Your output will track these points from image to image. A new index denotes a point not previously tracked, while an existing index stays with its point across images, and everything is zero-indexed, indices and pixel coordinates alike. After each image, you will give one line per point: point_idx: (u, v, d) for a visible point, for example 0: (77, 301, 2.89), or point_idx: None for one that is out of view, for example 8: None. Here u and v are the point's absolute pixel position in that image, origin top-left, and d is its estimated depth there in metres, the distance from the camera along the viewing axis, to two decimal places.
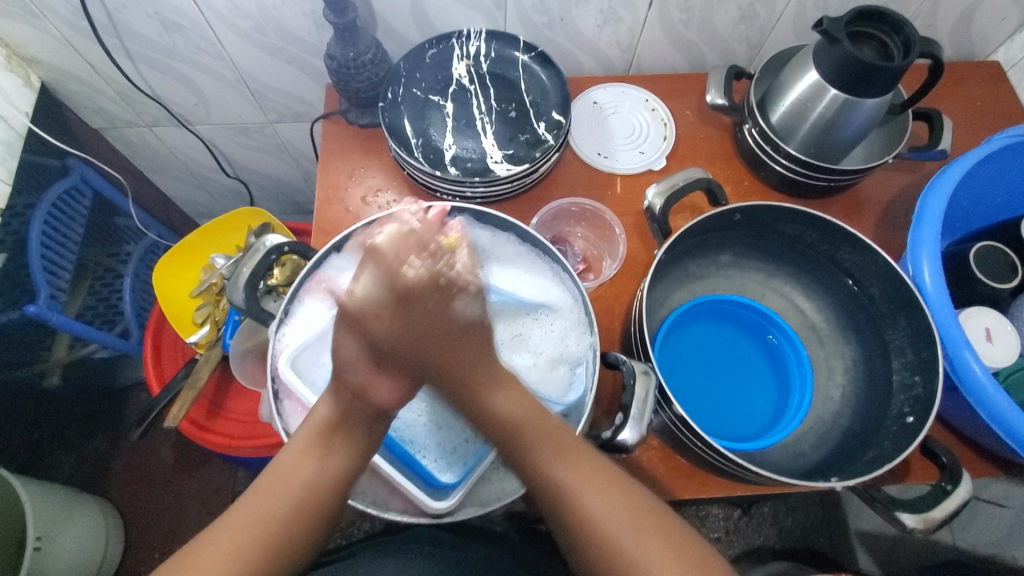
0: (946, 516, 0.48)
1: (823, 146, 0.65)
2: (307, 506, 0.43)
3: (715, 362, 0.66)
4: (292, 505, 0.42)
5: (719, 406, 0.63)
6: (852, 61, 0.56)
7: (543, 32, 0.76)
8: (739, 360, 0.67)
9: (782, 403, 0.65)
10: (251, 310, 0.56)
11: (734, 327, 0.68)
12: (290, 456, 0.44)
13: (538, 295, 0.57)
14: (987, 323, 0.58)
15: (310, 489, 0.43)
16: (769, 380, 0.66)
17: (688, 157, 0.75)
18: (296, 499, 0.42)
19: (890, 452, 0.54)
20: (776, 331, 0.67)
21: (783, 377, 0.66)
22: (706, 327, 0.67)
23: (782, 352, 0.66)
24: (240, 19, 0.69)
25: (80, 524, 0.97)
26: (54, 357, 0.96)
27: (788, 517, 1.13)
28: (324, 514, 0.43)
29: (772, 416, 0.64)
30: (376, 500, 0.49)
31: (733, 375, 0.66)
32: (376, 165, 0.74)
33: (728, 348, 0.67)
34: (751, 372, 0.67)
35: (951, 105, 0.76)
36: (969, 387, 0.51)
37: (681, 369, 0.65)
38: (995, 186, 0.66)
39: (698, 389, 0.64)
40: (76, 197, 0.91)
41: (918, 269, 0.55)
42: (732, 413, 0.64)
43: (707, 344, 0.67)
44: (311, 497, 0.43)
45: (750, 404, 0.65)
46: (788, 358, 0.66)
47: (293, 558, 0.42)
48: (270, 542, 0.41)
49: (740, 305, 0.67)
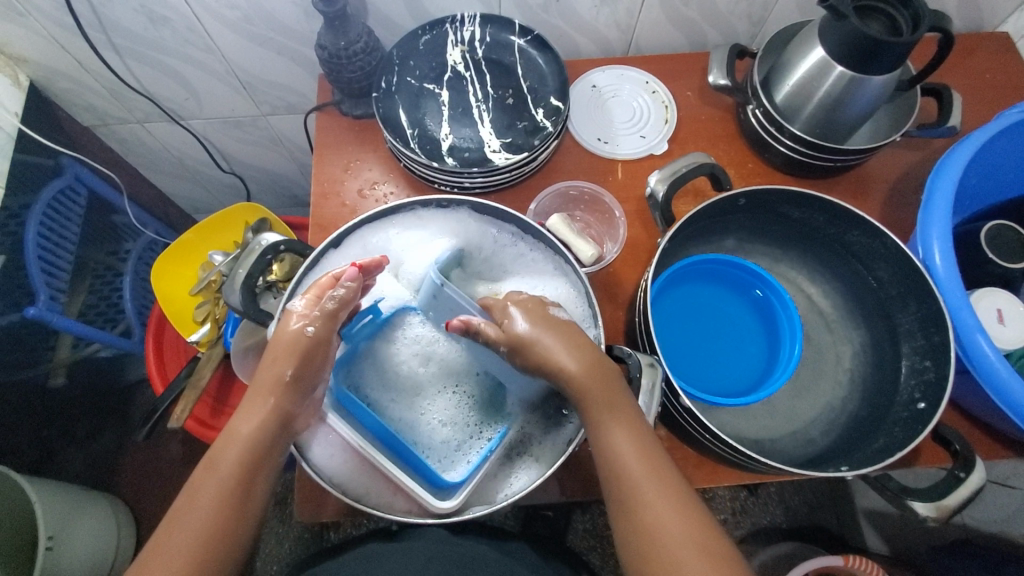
0: (960, 504, 0.48)
1: (829, 126, 0.64)
2: (241, 484, 0.44)
3: (704, 325, 0.65)
4: (238, 470, 0.44)
5: (711, 373, 0.62)
6: (860, 36, 0.54)
7: (540, 15, 0.73)
8: (726, 317, 0.65)
9: (773, 353, 0.63)
10: (249, 311, 0.54)
11: (717, 284, 0.66)
12: (224, 441, 0.45)
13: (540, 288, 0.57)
14: (998, 304, 0.57)
15: (254, 448, 0.45)
16: (758, 331, 0.65)
17: (690, 141, 0.73)
18: (234, 468, 0.44)
19: (900, 439, 0.53)
20: (762, 286, 0.64)
21: (773, 328, 0.64)
22: (694, 291, 0.65)
23: (772, 304, 0.63)
24: (228, 10, 0.68)
25: (92, 521, 0.98)
26: (58, 357, 0.95)
27: (794, 496, 1.12)
28: (263, 486, 0.45)
29: (765, 367, 0.62)
30: (380, 502, 0.49)
31: (726, 338, 0.65)
32: (371, 157, 0.72)
33: (716, 311, 0.65)
34: (740, 331, 0.65)
35: (959, 79, 0.74)
36: (982, 369, 0.50)
37: (672, 324, 0.63)
38: (1007, 162, 0.64)
39: (687, 347, 0.63)
40: (71, 197, 0.90)
41: (928, 251, 0.53)
42: (724, 378, 0.62)
43: (696, 309, 0.65)
44: (247, 470, 0.44)
45: (740, 366, 0.63)
46: (777, 311, 0.63)
47: (243, 525, 0.43)
48: (210, 527, 0.42)
49: (724, 262, 0.64)
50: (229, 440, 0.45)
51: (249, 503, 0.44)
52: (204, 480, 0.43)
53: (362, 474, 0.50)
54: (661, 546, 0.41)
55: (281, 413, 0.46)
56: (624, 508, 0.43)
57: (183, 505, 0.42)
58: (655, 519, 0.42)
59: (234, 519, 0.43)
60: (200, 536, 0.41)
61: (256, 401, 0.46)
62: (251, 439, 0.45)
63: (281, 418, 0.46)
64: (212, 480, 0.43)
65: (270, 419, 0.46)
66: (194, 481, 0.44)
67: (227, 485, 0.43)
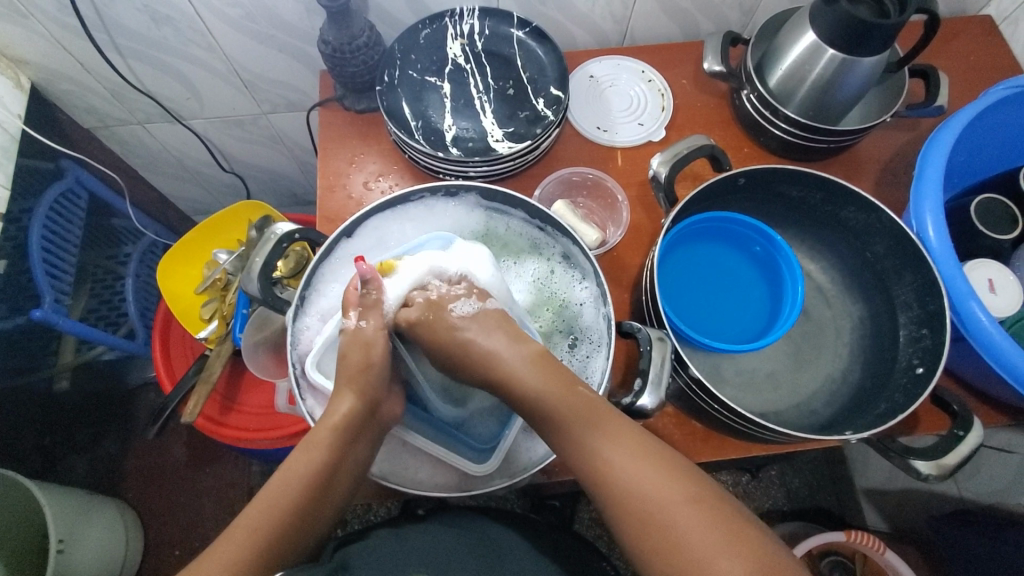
0: (959, 461, 0.50)
1: (822, 109, 0.65)
2: (319, 491, 0.45)
3: (706, 283, 0.65)
4: (324, 474, 0.45)
5: (713, 328, 0.63)
6: (850, 19, 0.56)
7: (537, 7, 0.75)
8: (729, 275, 0.66)
9: (775, 307, 0.63)
10: (267, 299, 0.57)
11: (718, 243, 0.66)
12: (303, 447, 0.46)
13: (559, 277, 0.60)
14: (990, 274, 0.60)
15: (337, 463, 0.46)
16: (760, 288, 0.65)
17: (687, 127, 0.75)
18: (318, 475, 0.45)
19: (901, 404, 0.56)
20: (763, 242, 0.64)
21: (777, 282, 0.64)
22: (698, 250, 0.66)
23: (773, 258, 0.64)
24: (229, 8, 0.68)
25: (101, 524, 0.98)
26: (62, 361, 0.95)
27: (794, 479, 1.15)
28: (344, 493, 0.47)
29: (766, 323, 0.63)
30: (415, 482, 0.53)
31: (730, 295, 0.65)
32: (375, 150, 0.73)
33: (717, 268, 0.66)
34: (742, 289, 0.66)
35: (944, 62, 0.77)
36: (977, 336, 0.52)
37: (675, 280, 0.64)
38: (994, 139, 0.66)
39: (690, 302, 0.64)
40: (73, 200, 0.90)
41: (922, 225, 0.56)
42: (728, 332, 0.63)
43: (698, 267, 0.65)
44: (328, 479, 0.45)
45: (743, 319, 0.64)
46: (779, 264, 0.63)
47: (316, 526, 0.45)
48: (286, 529, 0.43)
49: (726, 220, 0.64)
50: (316, 435, 0.46)
51: (324, 509, 0.45)
52: (280, 487, 0.44)
53: (398, 454, 0.55)
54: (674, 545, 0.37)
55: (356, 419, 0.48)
56: (663, 547, 0.37)
57: (256, 512, 0.43)
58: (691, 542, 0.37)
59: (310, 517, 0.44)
60: (276, 528, 0.42)
61: (342, 390, 0.48)
62: (334, 452, 0.46)
63: (367, 408, 0.49)
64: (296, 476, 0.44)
65: (360, 403, 0.48)
66: (270, 486, 0.44)
67: (304, 491, 0.44)
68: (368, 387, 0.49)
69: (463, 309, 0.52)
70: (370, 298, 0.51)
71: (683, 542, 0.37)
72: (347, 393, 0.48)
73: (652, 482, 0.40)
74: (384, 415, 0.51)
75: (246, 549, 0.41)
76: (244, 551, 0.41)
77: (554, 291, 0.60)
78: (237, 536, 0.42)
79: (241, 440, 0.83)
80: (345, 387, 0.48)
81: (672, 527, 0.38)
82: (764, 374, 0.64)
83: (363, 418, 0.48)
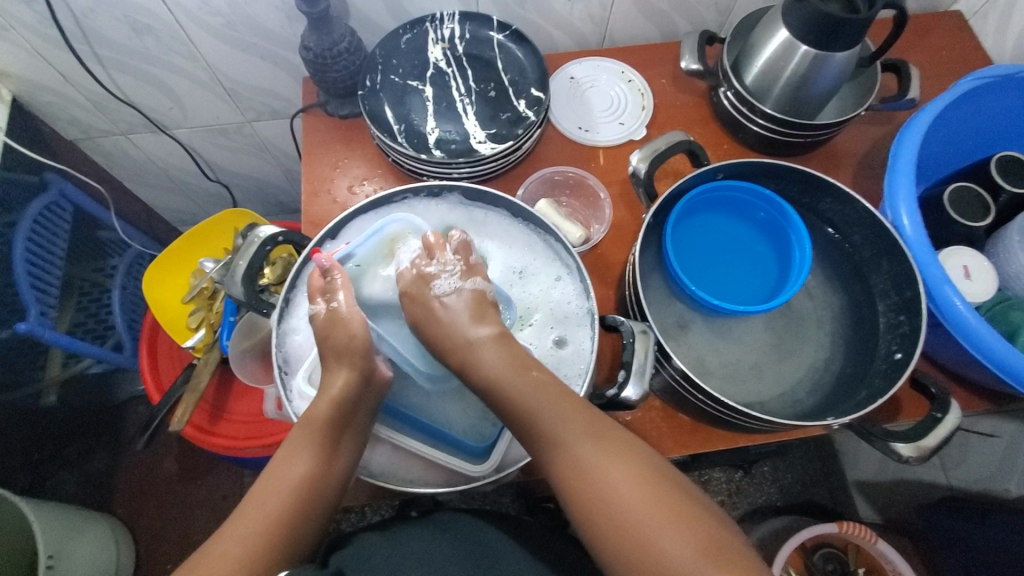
0: (938, 443, 0.50)
1: (798, 104, 0.67)
2: (300, 496, 0.46)
3: (713, 249, 0.65)
4: (313, 473, 0.47)
5: (724, 292, 0.63)
6: (819, 15, 0.57)
7: (517, 11, 0.76)
8: (732, 242, 0.65)
9: (784, 257, 0.63)
10: (250, 302, 0.57)
11: (720, 214, 0.65)
12: (284, 457, 0.48)
13: (548, 283, 0.60)
14: (965, 261, 0.62)
15: (325, 463, 0.48)
16: (766, 251, 0.65)
17: (668, 125, 0.76)
18: (306, 476, 0.47)
19: (880, 389, 0.57)
20: (766, 207, 0.63)
21: (782, 248, 0.63)
22: (697, 223, 0.65)
23: (779, 225, 0.63)
24: (210, 16, 0.69)
25: (91, 539, 0.97)
26: (48, 375, 0.93)
27: (788, 475, 1.13)
28: (331, 496, 0.48)
29: (779, 275, 0.63)
30: (416, 475, 0.54)
31: (733, 264, 0.65)
32: (359, 155, 0.74)
33: (721, 237, 0.65)
34: (749, 253, 0.65)
35: (917, 56, 0.78)
36: (953, 321, 0.54)
37: (686, 250, 0.64)
38: (965, 129, 0.68)
39: (700, 267, 0.64)
40: (56, 213, 0.89)
41: (896, 214, 0.58)
42: (739, 295, 0.63)
43: (703, 236, 0.65)
44: (317, 478, 0.47)
45: (753, 281, 0.64)
46: (785, 233, 0.62)
47: (305, 528, 0.46)
48: (276, 528, 0.45)
49: (730, 190, 0.63)
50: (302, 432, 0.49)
51: (315, 507, 0.47)
52: (264, 492, 0.46)
53: (391, 453, 0.55)
54: (628, 526, 0.41)
55: (344, 402, 0.49)
56: (617, 529, 0.41)
57: (249, 504, 0.46)
58: (675, 556, 0.39)
59: (300, 516, 0.46)
60: (265, 523, 0.44)
61: (341, 360, 0.50)
62: (319, 450, 0.48)
63: (360, 377, 0.50)
64: (286, 476, 0.47)
65: (353, 374, 0.50)
66: (261, 484, 0.47)
67: (291, 495, 0.46)
68: (359, 361, 0.51)
69: (445, 286, 0.53)
70: (335, 283, 0.53)
71: (651, 541, 0.40)
72: (346, 368, 0.50)
73: (614, 471, 0.43)
74: (379, 382, 0.52)
75: (231, 545, 0.43)
76: (228, 545, 0.43)
77: (533, 291, 0.60)
78: (229, 530, 0.44)
79: (231, 450, 0.83)
80: (336, 365, 0.51)
81: (648, 531, 0.40)
82: (748, 365, 0.64)
83: (354, 397, 0.49)
